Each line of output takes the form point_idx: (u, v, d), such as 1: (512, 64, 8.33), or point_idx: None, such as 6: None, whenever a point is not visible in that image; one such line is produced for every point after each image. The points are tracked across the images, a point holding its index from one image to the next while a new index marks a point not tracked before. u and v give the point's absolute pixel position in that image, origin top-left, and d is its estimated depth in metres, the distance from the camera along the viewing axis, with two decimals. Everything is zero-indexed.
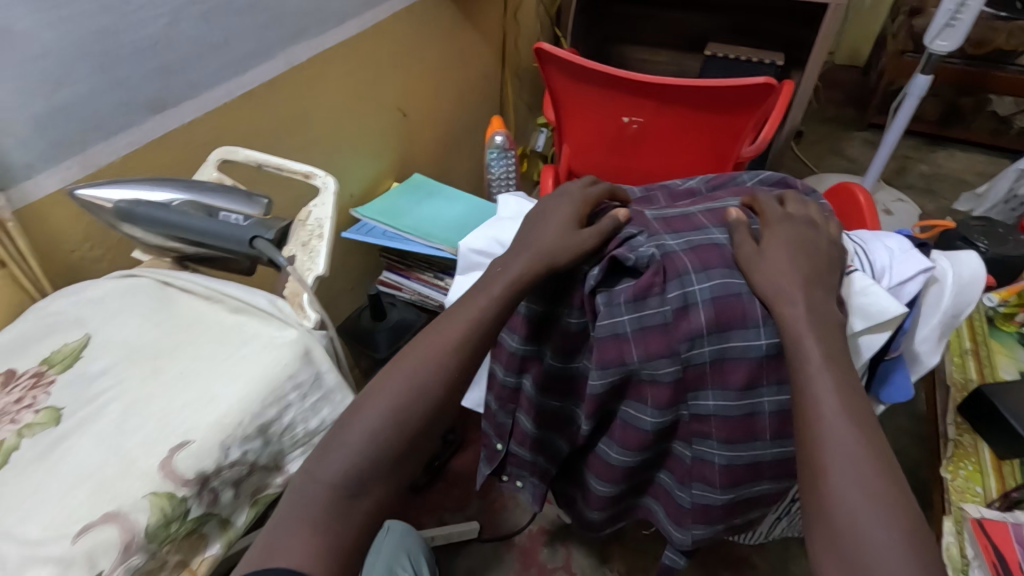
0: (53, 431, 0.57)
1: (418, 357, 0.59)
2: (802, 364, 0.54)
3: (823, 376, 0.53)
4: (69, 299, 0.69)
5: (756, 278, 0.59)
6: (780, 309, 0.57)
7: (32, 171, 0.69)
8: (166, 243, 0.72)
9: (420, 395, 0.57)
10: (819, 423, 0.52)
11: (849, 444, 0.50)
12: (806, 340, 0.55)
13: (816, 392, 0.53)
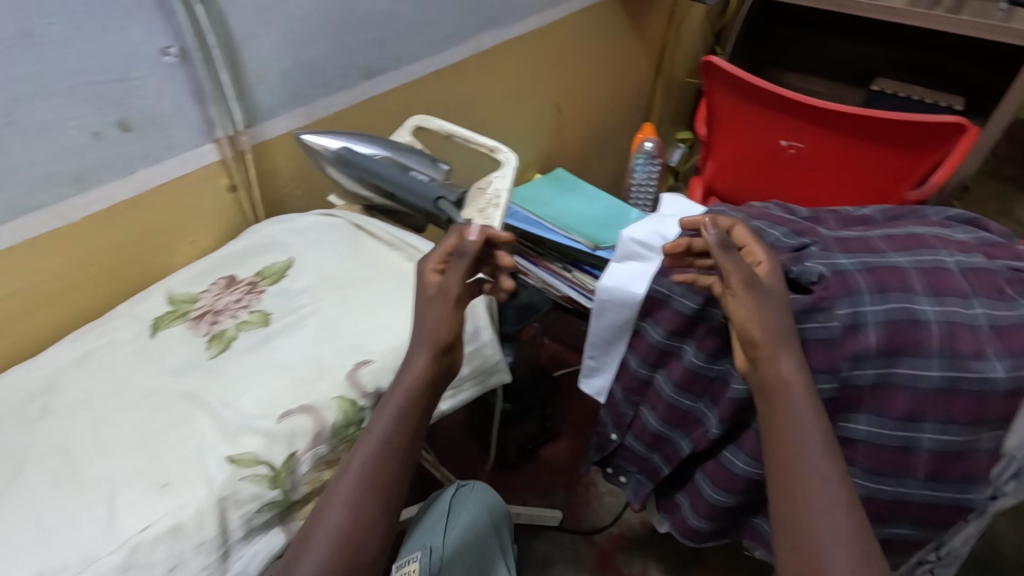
0: (263, 329, 0.67)
1: (351, 472, 0.57)
2: (797, 448, 0.54)
3: (822, 457, 0.53)
4: (278, 226, 0.81)
5: (753, 331, 0.58)
6: (772, 371, 0.57)
7: (271, 114, 0.82)
8: (359, 190, 0.81)
9: (366, 500, 0.56)
10: (810, 508, 0.51)
11: (844, 538, 0.49)
12: (804, 420, 0.55)
13: (806, 473, 0.53)
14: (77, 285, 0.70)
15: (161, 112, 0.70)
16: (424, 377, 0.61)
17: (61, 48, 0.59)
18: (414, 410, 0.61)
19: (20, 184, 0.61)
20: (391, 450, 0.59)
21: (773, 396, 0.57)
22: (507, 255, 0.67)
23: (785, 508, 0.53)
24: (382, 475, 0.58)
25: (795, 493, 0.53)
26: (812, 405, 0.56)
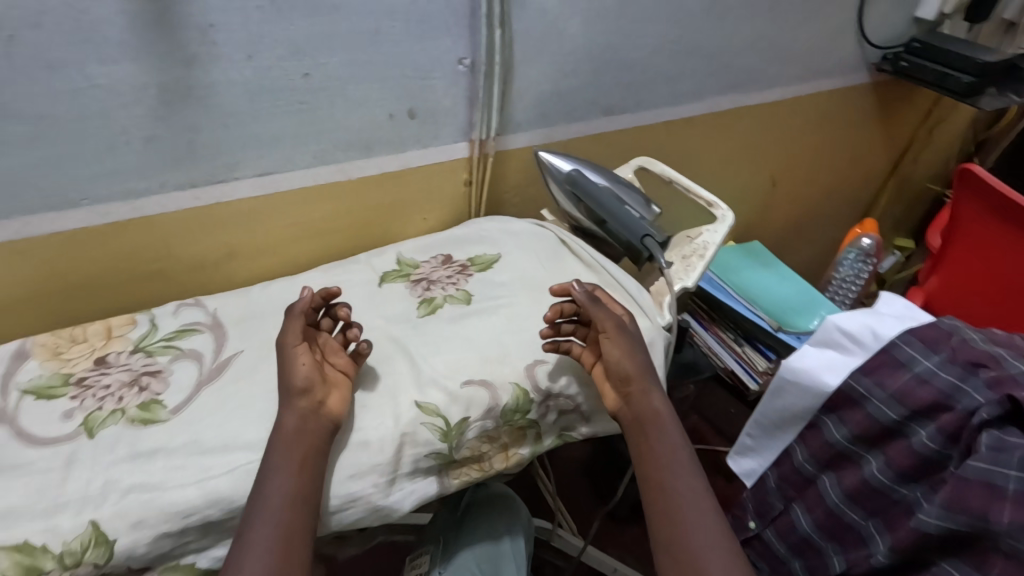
0: (463, 307, 0.76)
1: (247, 551, 0.50)
2: (661, 458, 0.62)
3: (692, 477, 0.60)
4: (496, 225, 0.90)
5: (629, 368, 0.66)
6: (642, 404, 0.65)
7: (518, 128, 0.92)
8: (572, 210, 0.88)
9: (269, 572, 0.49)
10: (683, 521, 0.58)
11: (717, 543, 0.56)
12: (674, 444, 0.63)
13: (677, 490, 0.59)
14: (335, 230, 0.86)
15: (440, 109, 0.83)
16: (306, 432, 0.56)
17: (393, 45, 0.74)
18: (309, 449, 0.56)
19: (329, 141, 0.78)
20: (295, 507, 0.53)
21: (648, 427, 0.64)
22: (342, 308, 0.67)
23: (664, 528, 0.58)
24: (288, 532, 0.51)
25: (674, 513, 0.58)
26: (677, 433, 0.64)
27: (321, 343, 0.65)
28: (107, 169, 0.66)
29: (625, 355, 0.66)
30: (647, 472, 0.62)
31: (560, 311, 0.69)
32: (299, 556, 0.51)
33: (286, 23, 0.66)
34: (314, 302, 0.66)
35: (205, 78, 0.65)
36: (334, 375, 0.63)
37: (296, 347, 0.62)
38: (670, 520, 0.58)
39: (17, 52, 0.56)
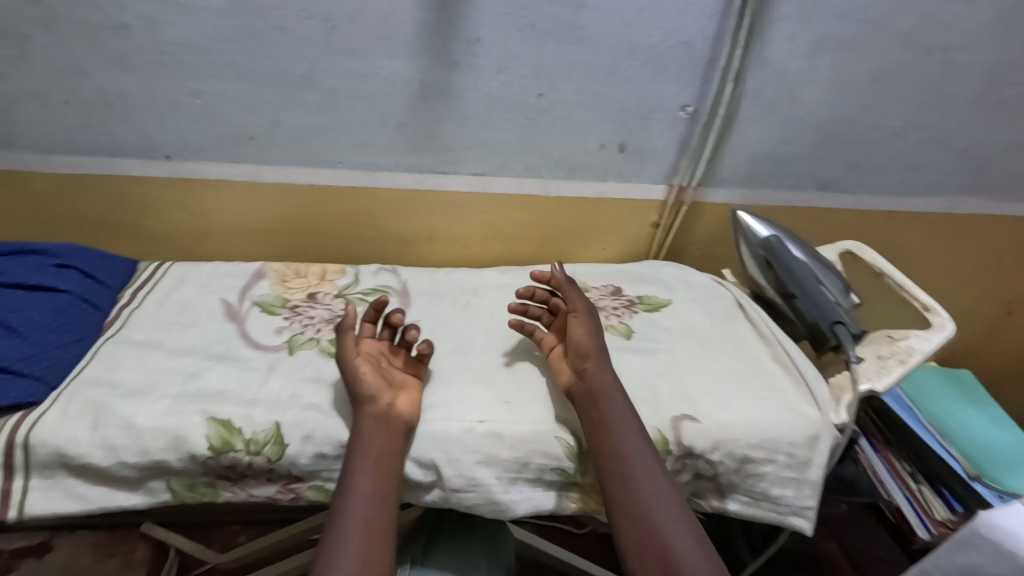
0: (623, 340, 0.75)
1: (335, 549, 0.50)
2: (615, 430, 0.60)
3: (644, 447, 0.59)
4: (673, 272, 0.89)
5: (589, 345, 0.66)
6: (598, 378, 0.63)
7: (722, 183, 0.90)
8: (757, 276, 0.83)
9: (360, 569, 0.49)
10: (639, 490, 0.56)
11: (671, 515, 0.55)
12: (623, 411, 0.61)
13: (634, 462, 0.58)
14: (521, 237, 0.91)
15: (650, 149, 0.85)
16: (383, 439, 0.57)
17: (625, 82, 0.78)
18: (385, 450, 0.57)
19: (540, 157, 0.83)
20: (376, 503, 0.54)
21: (599, 400, 0.62)
22: (393, 312, 0.67)
23: (622, 499, 0.56)
24: (371, 526, 0.52)
25: (633, 485, 0.57)
26: (627, 404, 0.62)
27: (378, 351, 0.66)
28: (362, 142, 0.78)
29: (588, 335, 0.67)
30: (600, 443, 0.59)
31: (534, 293, 0.73)
32: (384, 548, 0.52)
33: (537, 47, 0.73)
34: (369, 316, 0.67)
35: (458, 82, 0.75)
36: (400, 379, 0.64)
37: (355, 356, 0.62)
38: (629, 495, 0.56)
39: (333, 38, 0.70)
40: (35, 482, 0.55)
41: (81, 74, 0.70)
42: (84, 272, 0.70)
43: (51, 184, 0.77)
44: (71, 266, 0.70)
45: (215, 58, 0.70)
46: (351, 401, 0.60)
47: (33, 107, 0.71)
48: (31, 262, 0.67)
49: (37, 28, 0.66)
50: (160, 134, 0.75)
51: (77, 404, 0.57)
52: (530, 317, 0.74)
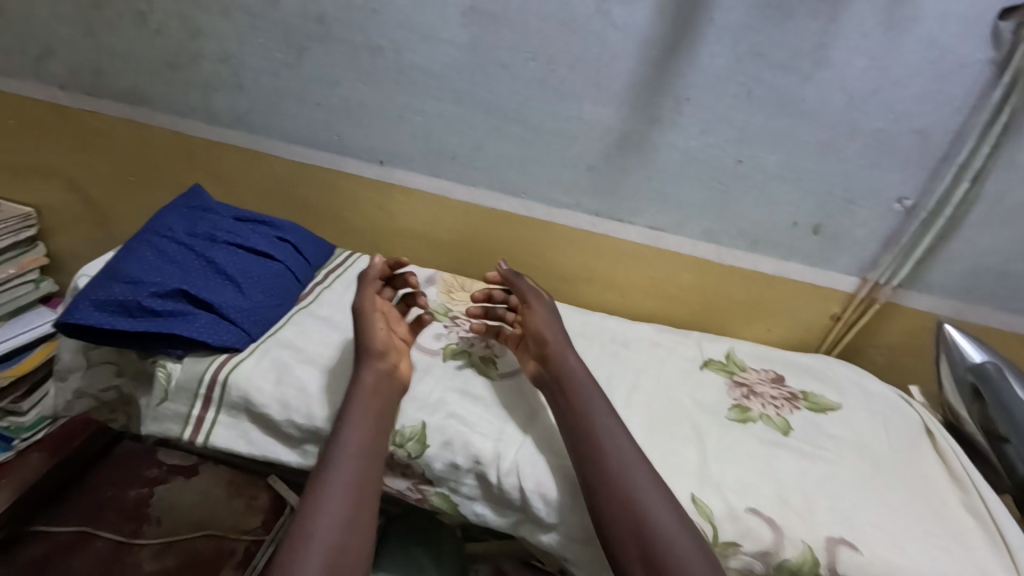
0: (778, 435, 0.68)
1: (325, 491, 0.53)
2: (588, 410, 0.61)
3: (610, 417, 0.61)
4: (849, 373, 0.79)
5: (550, 332, 0.70)
6: (563, 362, 0.66)
7: (929, 290, 0.80)
8: (959, 404, 0.71)
9: (348, 514, 0.52)
10: (618, 466, 0.56)
11: (657, 496, 0.54)
12: (590, 393, 0.63)
13: (607, 439, 0.58)
14: (681, 300, 0.87)
15: (850, 237, 0.78)
16: (375, 393, 0.61)
17: (837, 163, 0.73)
18: (379, 408, 0.61)
19: (724, 224, 0.80)
20: (368, 454, 0.57)
21: (565, 384, 0.64)
22: (410, 276, 0.78)
23: (598, 472, 0.55)
24: (362, 476, 0.55)
25: (607, 461, 0.56)
26: (592, 386, 0.64)
27: (387, 311, 0.73)
28: (550, 178, 0.82)
29: (547, 323, 0.71)
30: (572, 422, 0.61)
31: (490, 294, 0.78)
32: (368, 496, 0.55)
33: (749, 114, 0.72)
34: (383, 271, 0.75)
35: (658, 137, 0.75)
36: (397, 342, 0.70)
37: (369, 310, 0.69)
38: (596, 466, 0.56)
39: (551, 80, 0.75)
40: (223, 417, 0.63)
41: (335, 84, 0.82)
42: (296, 247, 0.81)
43: (285, 169, 0.91)
44: (288, 240, 0.80)
45: (443, 84, 0.78)
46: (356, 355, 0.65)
47: (294, 105, 0.85)
48: (261, 230, 0.79)
49: (313, 42, 0.79)
50: (380, 142, 0.85)
51: (268, 359, 0.65)
52: (492, 318, 0.76)
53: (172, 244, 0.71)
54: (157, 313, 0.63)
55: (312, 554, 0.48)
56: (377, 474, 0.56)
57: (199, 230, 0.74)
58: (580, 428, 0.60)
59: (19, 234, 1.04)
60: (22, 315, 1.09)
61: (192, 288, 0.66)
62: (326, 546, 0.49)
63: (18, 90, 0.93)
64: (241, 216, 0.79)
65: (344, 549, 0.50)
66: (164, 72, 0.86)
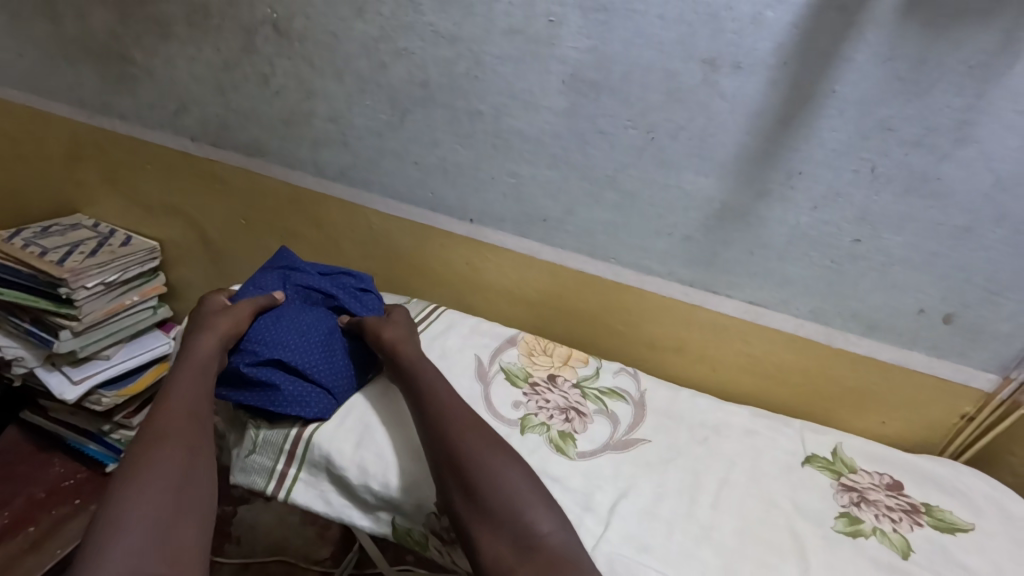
0: (895, 557, 0.60)
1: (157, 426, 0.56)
2: (420, 377, 0.65)
3: (436, 374, 0.65)
4: (984, 487, 0.68)
5: (384, 333, 0.70)
6: (406, 351, 0.68)
7: None
8: None
9: (183, 449, 0.55)
10: (446, 416, 0.60)
11: (480, 434, 0.58)
12: (426, 365, 0.66)
13: (439, 399, 0.62)
14: (781, 381, 0.80)
15: (991, 331, 0.68)
16: (212, 351, 0.65)
17: (980, 250, 0.64)
18: (211, 361, 0.64)
19: (836, 306, 0.73)
20: (199, 396, 0.61)
21: (397, 362, 0.67)
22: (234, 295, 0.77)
23: (431, 425, 0.60)
24: (193, 412, 0.59)
25: (438, 415, 0.60)
26: (425, 360, 0.67)
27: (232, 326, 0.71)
28: (643, 245, 0.79)
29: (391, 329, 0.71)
30: (412, 395, 0.64)
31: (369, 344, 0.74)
32: (203, 429, 0.58)
33: (873, 193, 0.65)
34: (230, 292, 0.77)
35: (766, 211, 0.70)
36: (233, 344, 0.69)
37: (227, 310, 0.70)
38: (428, 424, 0.60)
39: (650, 148, 0.72)
40: (304, 474, 0.64)
41: (433, 144, 0.84)
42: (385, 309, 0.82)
43: (380, 220, 0.94)
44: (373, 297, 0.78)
45: (539, 148, 0.78)
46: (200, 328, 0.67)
47: (393, 162, 0.88)
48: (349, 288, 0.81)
49: (416, 105, 0.82)
50: (472, 202, 0.86)
51: (350, 420, 0.66)
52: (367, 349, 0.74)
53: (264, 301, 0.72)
54: (251, 382, 0.65)
55: (154, 480, 0.51)
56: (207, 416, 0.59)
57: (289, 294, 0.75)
58: (414, 397, 0.63)
59: (145, 265, 1.15)
60: (141, 337, 1.20)
61: (284, 351, 0.67)
62: (166, 473, 0.52)
63: (157, 140, 1.04)
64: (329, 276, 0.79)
65: (187, 477, 0.53)
66: (279, 128, 0.93)
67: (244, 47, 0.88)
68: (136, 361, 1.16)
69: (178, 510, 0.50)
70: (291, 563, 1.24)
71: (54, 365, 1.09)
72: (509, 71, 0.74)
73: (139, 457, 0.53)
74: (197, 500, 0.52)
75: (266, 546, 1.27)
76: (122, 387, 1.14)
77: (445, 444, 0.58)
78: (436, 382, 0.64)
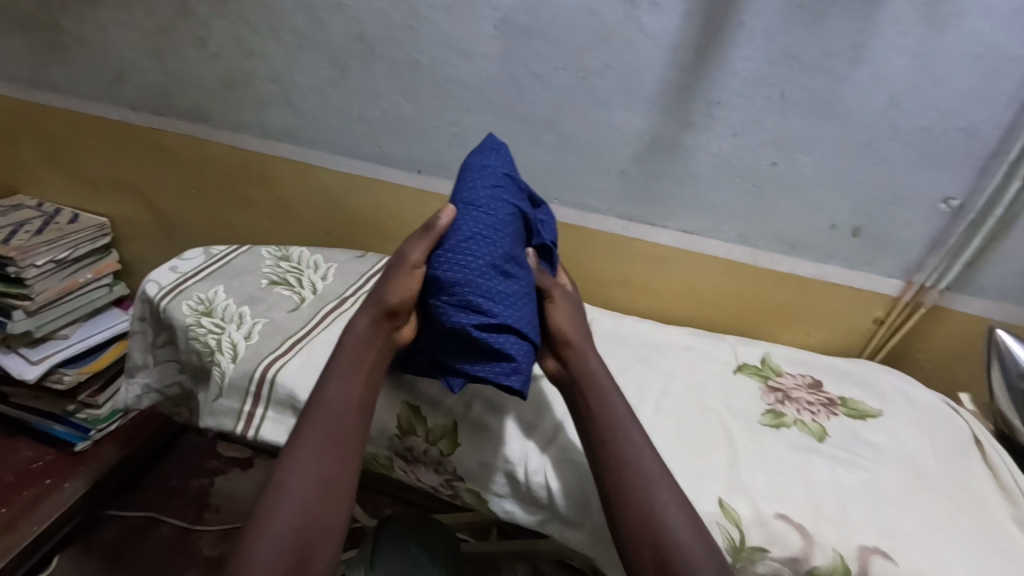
0: (811, 440, 0.67)
1: (302, 447, 0.52)
2: (610, 417, 0.57)
3: (628, 418, 0.57)
4: (892, 379, 0.77)
5: (571, 330, 0.62)
6: (583, 362, 0.60)
7: (979, 292, 0.76)
8: (1012, 416, 0.68)
9: (321, 463, 0.52)
10: (641, 476, 0.53)
11: (675, 511, 0.51)
12: (613, 401, 0.58)
13: (631, 448, 0.55)
14: (718, 303, 0.87)
15: (893, 239, 0.75)
16: (370, 339, 0.58)
17: (879, 163, 0.71)
18: (367, 366, 0.58)
19: (759, 227, 0.79)
20: (348, 411, 0.55)
21: (581, 381, 0.59)
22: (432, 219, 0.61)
23: (619, 482, 0.53)
24: (339, 432, 0.54)
25: (628, 472, 0.53)
26: (613, 392, 0.59)
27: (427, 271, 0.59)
28: (582, 183, 0.83)
29: (565, 316, 0.63)
30: (595, 435, 0.56)
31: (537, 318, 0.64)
32: (346, 454, 0.53)
33: (782, 117, 0.71)
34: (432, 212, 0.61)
35: (690, 142, 0.75)
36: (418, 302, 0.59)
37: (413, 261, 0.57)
38: (616, 482, 0.53)
39: (581, 88, 0.76)
40: (270, 413, 0.67)
41: (376, 98, 0.86)
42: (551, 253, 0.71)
43: (330, 178, 0.95)
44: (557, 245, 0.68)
45: (478, 95, 0.81)
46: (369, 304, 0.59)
47: (337, 118, 0.89)
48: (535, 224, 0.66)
49: (356, 59, 0.83)
50: (419, 153, 0.88)
51: (312, 360, 0.70)
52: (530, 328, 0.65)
53: (476, 228, 0.57)
54: (478, 344, 0.55)
55: (296, 495, 0.50)
56: (351, 437, 0.54)
57: (499, 214, 0.59)
58: (603, 435, 0.56)
59: (95, 242, 1.14)
60: (98, 315, 1.20)
61: (510, 315, 0.55)
62: (300, 508, 0.49)
63: (96, 111, 1.02)
64: (523, 193, 0.65)
65: (318, 510, 0.50)
66: (221, 91, 0.93)
67: (177, 9, 0.87)
68: (96, 338, 1.16)
69: (312, 530, 0.49)
70: None
71: (10, 347, 1.09)
72: (443, 19, 0.77)
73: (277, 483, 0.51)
74: (325, 540, 0.49)
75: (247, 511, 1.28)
76: (83, 365, 1.13)
77: (615, 474, 0.53)
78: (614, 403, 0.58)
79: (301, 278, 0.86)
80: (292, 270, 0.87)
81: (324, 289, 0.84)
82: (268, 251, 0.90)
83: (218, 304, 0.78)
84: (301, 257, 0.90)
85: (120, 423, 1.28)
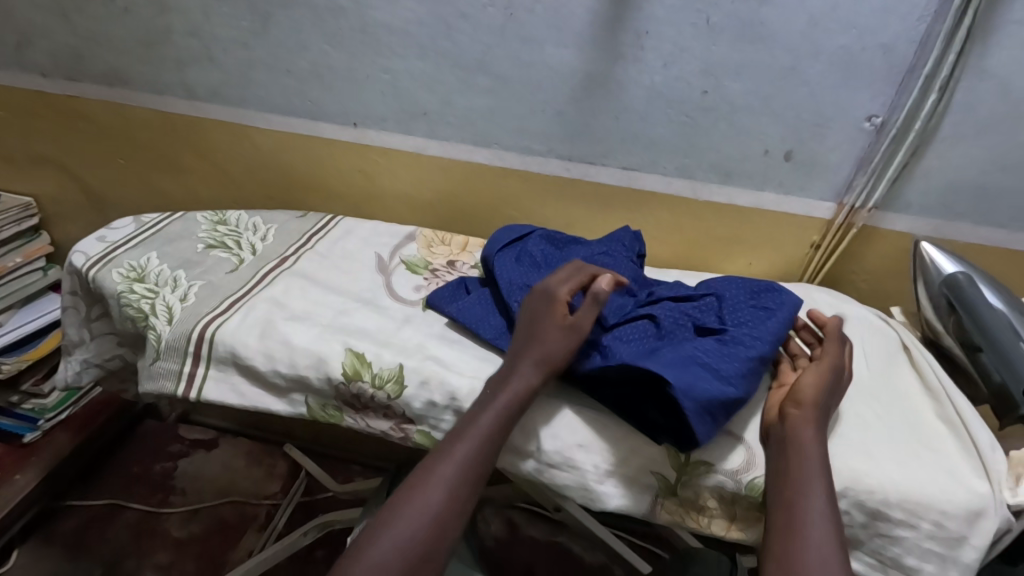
0: None
1: (437, 468, 0.51)
2: (800, 485, 0.51)
3: (821, 493, 0.50)
4: (828, 299, 0.79)
5: (809, 394, 0.58)
6: (799, 430, 0.55)
7: (905, 208, 0.79)
8: (936, 323, 0.72)
9: (455, 489, 0.50)
10: (810, 555, 0.47)
11: None
12: (810, 473, 0.52)
13: (810, 524, 0.49)
14: (662, 240, 0.88)
15: (823, 162, 0.77)
16: (532, 392, 0.57)
17: (804, 84, 0.72)
18: (513, 410, 0.55)
19: (695, 158, 0.80)
20: (486, 449, 0.53)
21: (787, 450, 0.54)
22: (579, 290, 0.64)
23: (780, 551, 0.48)
24: (472, 469, 0.52)
25: (793, 541, 0.48)
26: (817, 467, 0.52)
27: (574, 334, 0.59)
28: (521, 125, 0.82)
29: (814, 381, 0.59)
30: (778, 499, 0.51)
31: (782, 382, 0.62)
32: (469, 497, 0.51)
33: (710, 44, 0.71)
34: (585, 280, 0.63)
35: (623, 75, 0.75)
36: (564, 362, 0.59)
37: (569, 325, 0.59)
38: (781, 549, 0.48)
39: (509, 25, 0.75)
40: (212, 372, 0.66)
41: (302, 48, 0.83)
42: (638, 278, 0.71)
43: (265, 138, 0.92)
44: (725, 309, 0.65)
45: (407, 39, 0.79)
46: (528, 355, 0.58)
47: (265, 72, 0.86)
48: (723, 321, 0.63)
49: (277, 8, 0.80)
50: (353, 105, 0.86)
51: (252, 317, 0.68)
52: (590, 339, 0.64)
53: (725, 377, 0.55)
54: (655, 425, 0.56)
55: (416, 518, 0.48)
56: (479, 481, 0.52)
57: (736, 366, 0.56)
58: (787, 504, 0.50)
59: (22, 223, 1.09)
60: (36, 301, 1.15)
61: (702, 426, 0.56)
62: (415, 531, 0.48)
63: (6, 81, 0.96)
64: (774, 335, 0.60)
65: (428, 541, 0.48)
66: (138, 51, 0.88)
67: None
68: (33, 325, 1.11)
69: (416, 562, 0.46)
70: (242, 501, 1.25)
71: None
72: None
73: (403, 497, 0.50)
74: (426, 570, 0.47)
75: (213, 491, 1.27)
76: (23, 352, 1.08)
77: (783, 538, 0.48)
78: (810, 470, 0.52)
79: (239, 241, 0.83)
80: (230, 233, 0.84)
81: (264, 250, 0.82)
82: (203, 216, 0.87)
83: (151, 271, 0.75)
84: (239, 221, 0.87)
85: (71, 411, 1.24)
